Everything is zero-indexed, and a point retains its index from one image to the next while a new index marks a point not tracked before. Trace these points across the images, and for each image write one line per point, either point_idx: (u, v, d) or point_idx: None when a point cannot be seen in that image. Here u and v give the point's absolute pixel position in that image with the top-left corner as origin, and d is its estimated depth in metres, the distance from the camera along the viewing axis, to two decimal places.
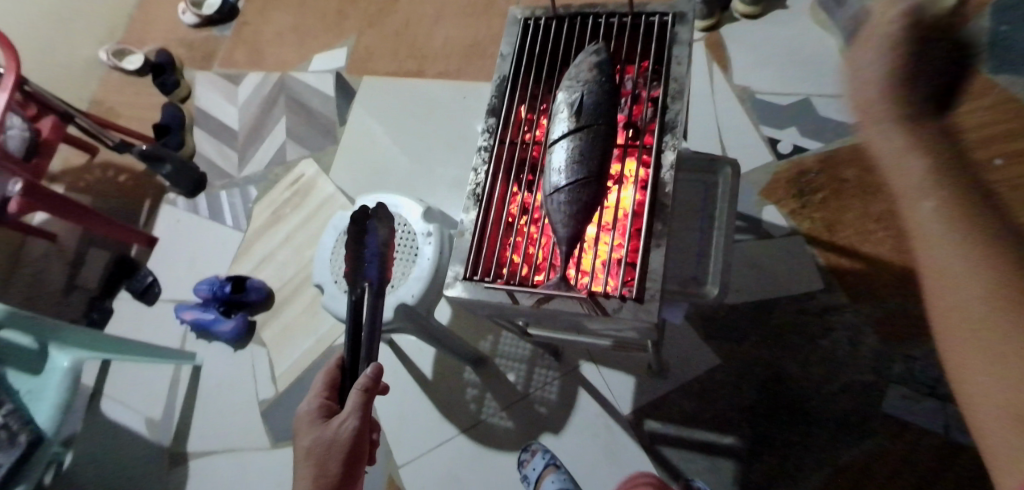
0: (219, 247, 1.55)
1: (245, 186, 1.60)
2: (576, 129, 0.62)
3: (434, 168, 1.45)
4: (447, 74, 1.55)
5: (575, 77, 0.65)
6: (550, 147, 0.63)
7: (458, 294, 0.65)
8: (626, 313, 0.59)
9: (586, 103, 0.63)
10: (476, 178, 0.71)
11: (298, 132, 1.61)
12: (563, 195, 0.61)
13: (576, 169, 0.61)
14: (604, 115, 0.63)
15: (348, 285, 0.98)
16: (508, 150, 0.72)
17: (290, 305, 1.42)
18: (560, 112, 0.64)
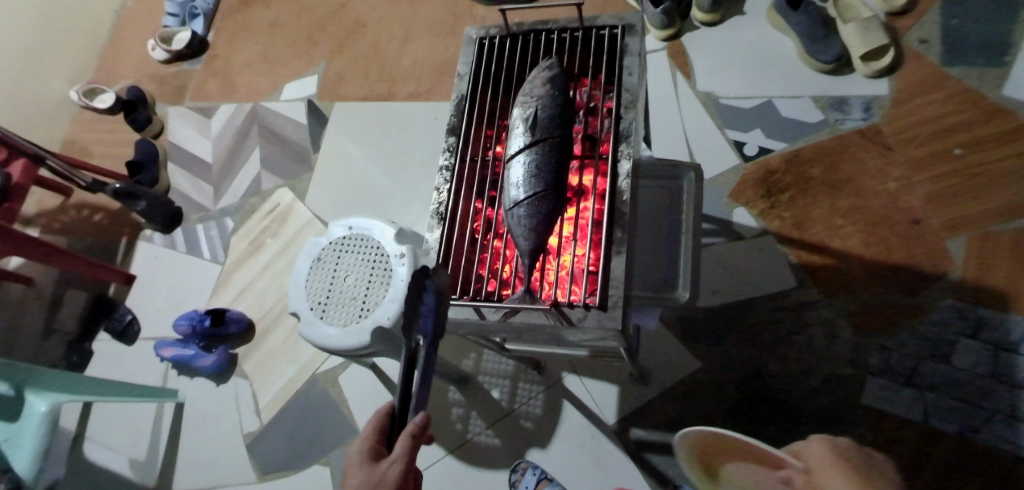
0: (198, 281, 1.54)
1: (221, 217, 1.59)
2: (532, 143, 0.63)
3: (410, 188, 1.46)
4: (418, 95, 1.56)
5: (530, 92, 0.66)
6: (508, 162, 0.65)
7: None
8: (590, 321, 0.59)
9: (541, 117, 0.64)
10: (440, 197, 0.72)
11: (271, 160, 1.60)
12: (522, 208, 0.62)
13: (534, 181, 0.62)
14: (559, 128, 0.64)
15: (324, 310, 0.98)
16: (470, 167, 0.73)
17: (272, 334, 1.41)
18: (517, 127, 0.66)
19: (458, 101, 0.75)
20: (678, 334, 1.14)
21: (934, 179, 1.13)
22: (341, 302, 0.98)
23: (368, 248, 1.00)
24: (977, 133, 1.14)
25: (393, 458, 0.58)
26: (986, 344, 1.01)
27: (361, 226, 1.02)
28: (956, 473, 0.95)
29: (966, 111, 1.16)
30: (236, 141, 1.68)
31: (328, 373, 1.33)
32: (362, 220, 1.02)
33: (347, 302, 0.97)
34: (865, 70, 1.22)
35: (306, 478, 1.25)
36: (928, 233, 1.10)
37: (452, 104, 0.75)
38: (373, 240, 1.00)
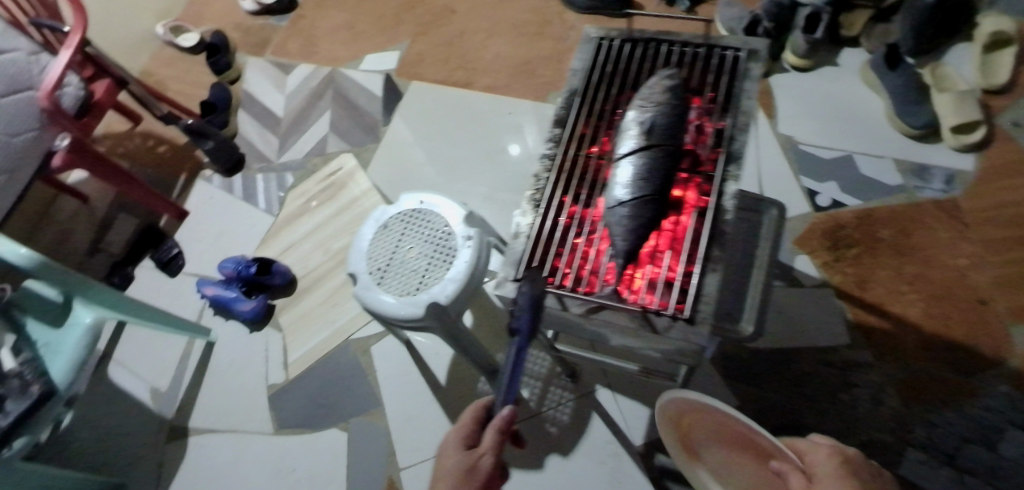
0: (248, 228, 1.56)
1: (282, 171, 1.62)
2: (644, 146, 0.63)
3: (470, 176, 1.47)
4: (495, 88, 1.58)
5: (648, 97, 0.67)
6: (615, 161, 0.65)
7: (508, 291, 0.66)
8: (675, 332, 0.60)
9: (657, 123, 0.64)
10: (536, 185, 0.73)
11: (341, 126, 1.64)
12: (625, 209, 0.62)
13: (641, 185, 0.62)
14: (673, 137, 0.64)
15: (382, 277, 0.98)
16: (569, 160, 0.73)
17: (312, 293, 1.42)
18: (629, 129, 0.66)
19: (568, 96, 0.77)
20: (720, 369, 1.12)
21: (1008, 262, 1.10)
22: (401, 273, 0.98)
23: (436, 226, 1.01)
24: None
25: (483, 447, 0.63)
26: None
27: (432, 204, 1.03)
28: None
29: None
30: (308, 102, 1.71)
31: (361, 341, 1.34)
32: (434, 198, 1.03)
33: (407, 274, 0.98)
34: (953, 142, 1.21)
35: (322, 439, 1.25)
36: (993, 316, 1.06)
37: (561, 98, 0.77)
38: (442, 219, 1.01)
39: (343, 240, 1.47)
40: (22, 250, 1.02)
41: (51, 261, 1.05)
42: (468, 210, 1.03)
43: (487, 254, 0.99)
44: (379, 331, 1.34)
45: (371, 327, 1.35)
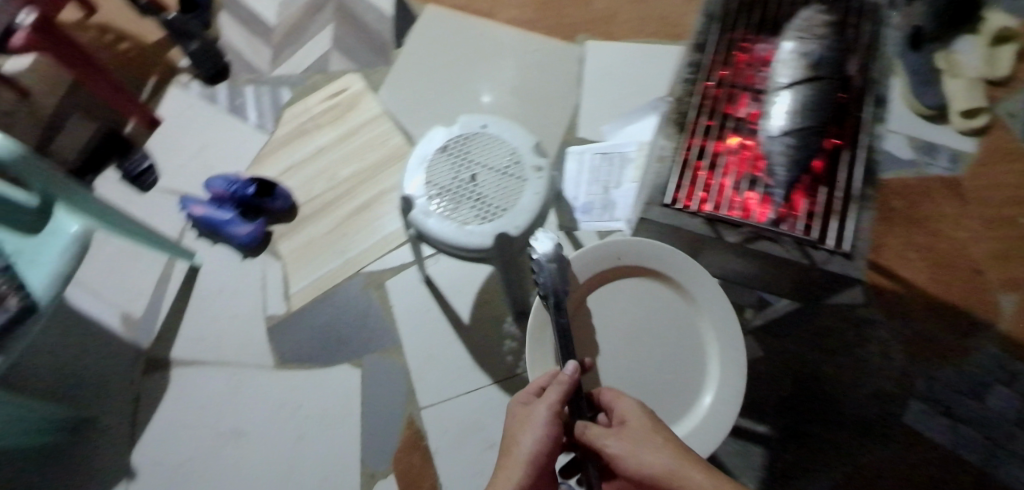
0: (237, 146, 1.39)
1: (276, 86, 1.45)
2: (801, 81, 0.79)
3: (495, 113, 1.40)
4: (518, 22, 1.50)
5: (805, 32, 0.82)
6: (773, 94, 0.81)
7: (659, 215, 0.81)
8: (833, 265, 0.74)
9: (813, 58, 0.80)
10: (680, 109, 0.88)
11: (345, 43, 1.49)
12: (785, 139, 0.77)
13: (799, 114, 0.78)
14: (828, 72, 0.79)
15: (442, 202, 0.91)
16: (709, 87, 0.89)
17: (318, 221, 1.30)
18: (783, 66, 0.82)
19: (707, 24, 0.93)
20: (751, 316, 1.17)
21: (999, 240, 1.22)
22: (466, 198, 0.92)
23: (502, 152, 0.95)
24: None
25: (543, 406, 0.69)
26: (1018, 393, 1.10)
27: (497, 129, 0.97)
28: None
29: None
30: (307, 13, 1.53)
31: (373, 275, 1.24)
32: (499, 124, 0.97)
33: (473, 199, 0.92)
34: (960, 126, 1.30)
35: (332, 376, 1.17)
36: (986, 285, 1.18)
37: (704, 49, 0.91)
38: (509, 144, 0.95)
39: (351, 167, 1.35)
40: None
41: (33, 154, 0.86)
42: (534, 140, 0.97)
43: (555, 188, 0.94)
44: (395, 266, 1.25)
45: (386, 262, 1.26)
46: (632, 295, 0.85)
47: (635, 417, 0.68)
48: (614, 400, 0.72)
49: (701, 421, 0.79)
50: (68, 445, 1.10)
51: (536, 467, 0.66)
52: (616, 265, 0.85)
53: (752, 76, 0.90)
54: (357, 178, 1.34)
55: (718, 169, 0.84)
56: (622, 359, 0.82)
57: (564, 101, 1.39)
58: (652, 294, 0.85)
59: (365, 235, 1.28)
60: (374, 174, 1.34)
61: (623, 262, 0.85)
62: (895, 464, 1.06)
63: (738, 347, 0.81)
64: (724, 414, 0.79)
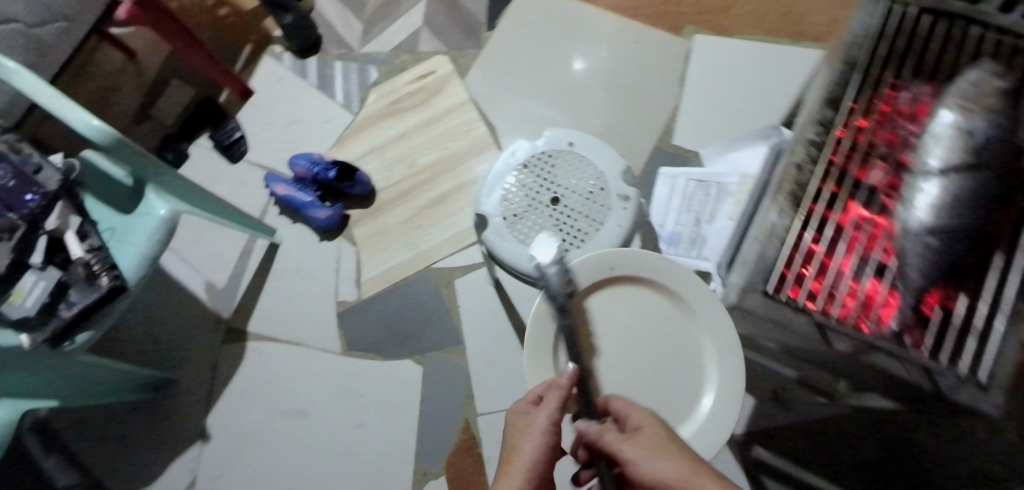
0: (322, 123, 1.38)
1: (365, 63, 1.41)
2: (954, 170, 0.73)
3: (584, 109, 1.31)
4: (622, 8, 1.38)
5: (966, 107, 0.74)
6: (920, 179, 0.74)
7: (759, 304, 0.75)
8: (964, 392, 0.69)
9: (969, 143, 0.73)
10: (800, 178, 0.79)
11: (437, 22, 1.42)
12: (927, 237, 0.72)
13: (946, 209, 0.72)
14: (984, 161, 0.73)
15: (520, 225, 0.87)
16: (840, 152, 0.78)
17: (393, 210, 1.29)
18: (935, 146, 0.75)
19: (846, 72, 0.81)
20: (845, 389, 1.04)
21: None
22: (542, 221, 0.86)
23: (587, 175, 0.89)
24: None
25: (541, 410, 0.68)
26: None
27: (584, 149, 0.90)
28: None
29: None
30: None
31: (443, 271, 1.23)
32: (588, 142, 0.90)
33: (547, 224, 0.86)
34: None
35: (393, 368, 1.18)
36: None
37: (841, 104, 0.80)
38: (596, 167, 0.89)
39: (431, 156, 1.31)
40: (97, 121, 0.85)
41: (128, 139, 0.88)
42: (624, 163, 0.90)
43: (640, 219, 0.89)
44: (466, 265, 1.23)
45: (457, 260, 1.24)
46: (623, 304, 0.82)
47: (640, 422, 0.65)
48: (621, 408, 0.70)
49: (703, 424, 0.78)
50: (157, 401, 1.21)
51: (538, 479, 0.62)
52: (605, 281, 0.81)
53: (894, 143, 0.79)
54: (435, 168, 1.30)
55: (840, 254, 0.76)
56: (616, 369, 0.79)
57: (658, 102, 1.29)
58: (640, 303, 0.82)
59: (439, 229, 1.26)
60: (452, 166, 1.30)
61: (617, 272, 0.81)
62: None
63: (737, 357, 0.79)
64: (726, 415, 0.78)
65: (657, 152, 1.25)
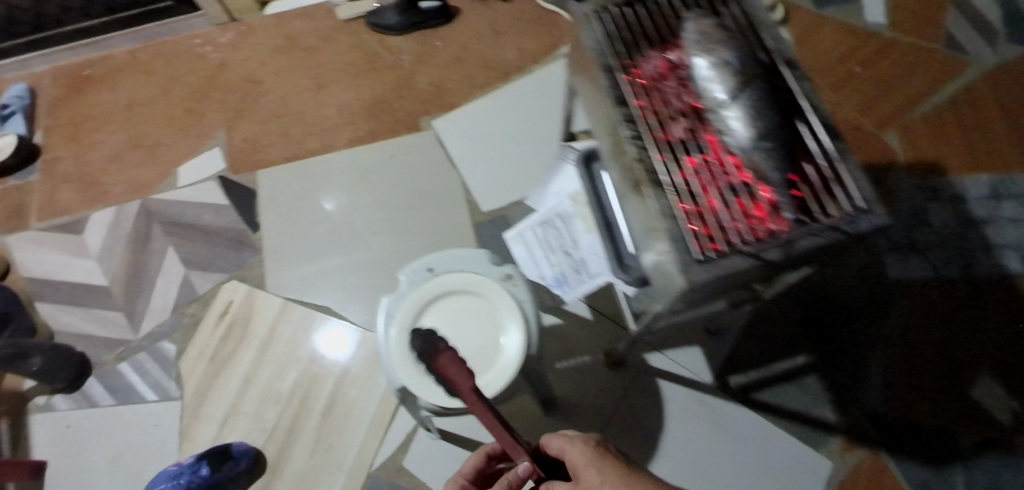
0: (152, 432, 1.15)
1: (153, 344, 1.22)
2: (741, 92, 0.61)
3: (393, 237, 1.30)
4: (361, 136, 1.38)
5: (700, 45, 0.65)
6: (717, 119, 0.62)
7: (705, 275, 0.58)
8: (863, 225, 0.60)
9: (739, 69, 0.62)
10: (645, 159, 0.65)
11: (198, 257, 1.29)
12: (759, 143, 0.59)
13: (762, 121, 0.60)
14: (751, 74, 0.61)
15: (412, 352, 0.82)
16: (652, 132, 0.67)
17: (292, 451, 1.13)
18: (716, 93, 0.62)
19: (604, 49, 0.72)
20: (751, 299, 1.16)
21: (882, 100, 1.36)
22: (419, 332, 0.84)
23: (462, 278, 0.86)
24: (912, 76, 1.37)
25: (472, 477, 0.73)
26: (948, 202, 1.25)
27: (443, 264, 0.88)
28: (981, 303, 1.17)
29: (861, 46, 1.42)
30: (135, 249, 1.30)
31: (386, 465, 1.11)
32: (440, 256, 0.88)
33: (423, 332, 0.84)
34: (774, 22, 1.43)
35: None
36: (871, 135, 1.32)
37: (607, 93, 0.70)
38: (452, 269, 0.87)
39: (290, 376, 1.18)
40: None
41: None
42: (460, 251, 0.89)
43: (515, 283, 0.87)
44: (401, 441, 1.12)
45: (391, 443, 1.12)
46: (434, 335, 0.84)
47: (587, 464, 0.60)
48: (563, 444, 0.65)
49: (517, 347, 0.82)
50: None
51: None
52: (412, 334, 0.83)
53: (669, 96, 0.69)
54: (303, 383, 1.17)
55: (725, 190, 0.64)
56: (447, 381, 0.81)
57: (448, 188, 1.32)
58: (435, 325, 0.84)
59: (349, 432, 1.13)
60: (313, 369, 1.18)
61: (411, 326, 0.84)
62: (932, 313, 1.17)
63: (509, 303, 0.84)
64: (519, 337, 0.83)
65: (479, 225, 1.29)
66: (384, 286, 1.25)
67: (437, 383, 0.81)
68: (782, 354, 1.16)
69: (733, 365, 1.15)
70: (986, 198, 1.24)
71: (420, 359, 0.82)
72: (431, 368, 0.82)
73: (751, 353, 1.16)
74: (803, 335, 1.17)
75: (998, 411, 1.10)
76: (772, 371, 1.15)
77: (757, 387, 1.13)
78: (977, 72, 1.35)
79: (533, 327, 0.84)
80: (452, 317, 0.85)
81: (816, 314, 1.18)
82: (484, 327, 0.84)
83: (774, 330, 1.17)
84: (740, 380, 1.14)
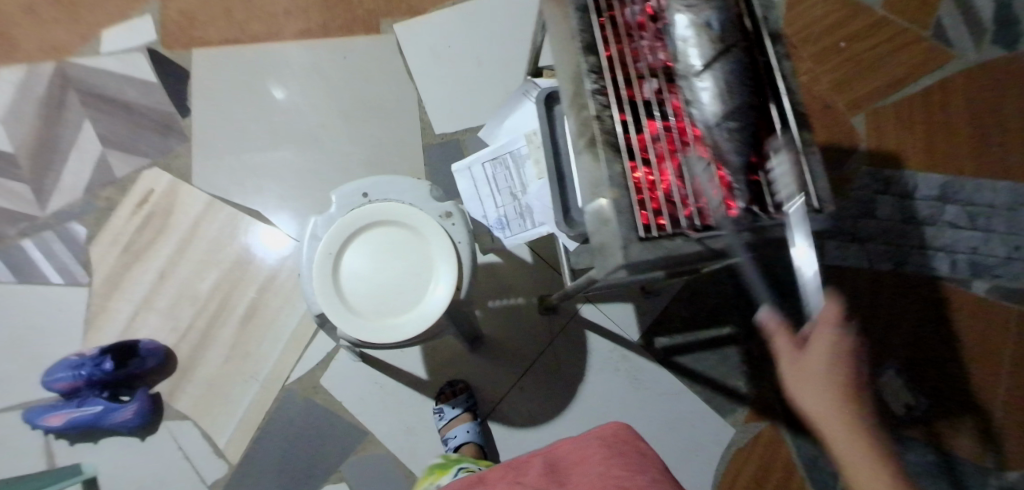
0: (55, 316, 1.10)
1: (61, 225, 1.13)
2: (720, 58, 0.54)
3: (337, 148, 1.22)
4: (313, 30, 1.27)
5: None
6: (688, 85, 0.56)
7: (643, 256, 0.55)
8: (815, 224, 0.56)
9: (720, 30, 0.54)
10: (605, 122, 0.61)
11: (118, 136, 1.18)
12: (727, 122, 0.54)
13: (733, 96, 0.54)
14: (736, 38, 0.55)
15: (334, 278, 0.77)
16: (617, 91, 0.62)
17: (207, 353, 1.10)
18: (692, 56, 0.55)
19: None
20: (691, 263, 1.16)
21: (858, 80, 1.33)
22: (343, 259, 0.78)
23: (397, 207, 0.79)
24: (895, 61, 1.33)
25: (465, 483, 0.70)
26: (895, 196, 1.26)
27: (380, 191, 0.82)
28: (905, 298, 1.21)
29: (851, 20, 1.37)
30: (45, 116, 1.17)
31: (303, 381, 1.10)
32: (378, 181, 0.82)
33: (347, 259, 0.78)
34: None
35: None
36: (839, 115, 1.31)
37: (575, 36, 0.63)
38: (390, 197, 0.81)
39: (211, 278, 1.13)
40: None
41: None
42: (402, 178, 0.83)
43: (455, 222, 0.81)
44: (321, 359, 1.10)
45: (310, 358, 1.10)
46: (361, 264, 0.78)
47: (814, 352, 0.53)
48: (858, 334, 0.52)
49: (447, 288, 0.77)
50: None
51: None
52: (336, 260, 0.78)
53: (641, 51, 0.64)
54: (223, 288, 1.13)
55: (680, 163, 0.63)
56: (367, 313, 0.77)
57: (400, 105, 1.25)
58: (363, 253, 0.78)
59: (268, 343, 1.11)
60: (237, 274, 1.14)
61: (337, 252, 0.78)
62: (859, 306, 1.21)
63: (444, 240, 0.78)
64: (449, 277, 0.77)
65: (429, 149, 1.23)
66: (321, 198, 1.19)
67: (357, 314, 0.76)
68: (713, 321, 1.17)
69: (662, 322, 1.17)
70: (933, 198, 1.26)
71: (341, 286, 0.77)
72: (353, 298, 0.77)
73: (682, 314, 1.17)
74: (736, 304, 1.17)
75: (897, 403, 1.16)
76: (698, 336, 1.16)
77: (682, 349, 1.16)
78: (958, 67, 1.33)
79: (467, 268, 0.80)
80: (383, 246, 0.79)
81: (751, 286, 1.18)
82: (415, 263, 0.78)
83: (709, 295, 1.18)
84: (667, 340, 1.16)
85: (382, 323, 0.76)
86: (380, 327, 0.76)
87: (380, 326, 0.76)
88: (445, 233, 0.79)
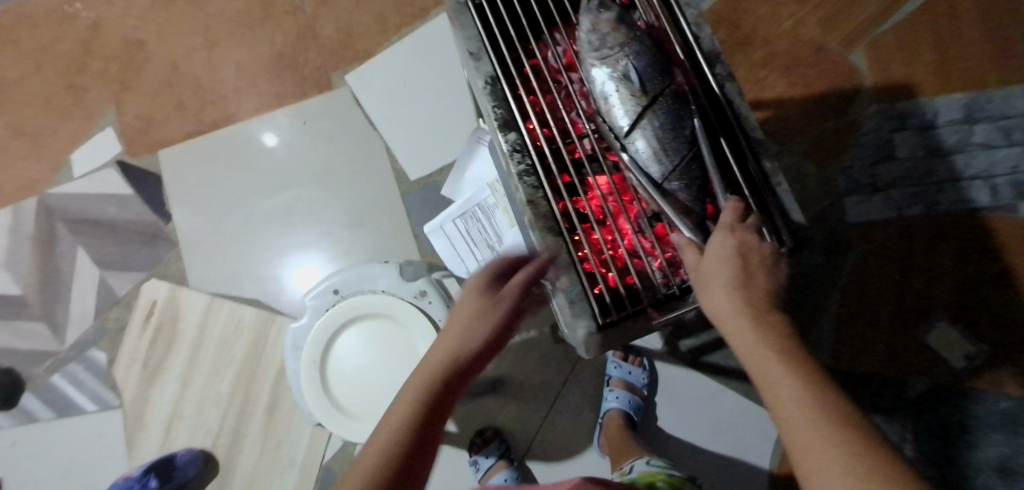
0: (97, 443, 1.14)
1: (79, 355, 1.17)
2: (646, 116, 0.65)
3: (318, 218, 1.20)
4: (267, 104, 1.23)
5: (604, 48, 0.66)
6: (625, 144, 0.67)
7: (604, 344, 0.64)
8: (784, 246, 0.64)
9: (648, 85, 0.65)
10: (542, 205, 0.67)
11: (109, 256, 1.19)
12: (672, 177, 0.66)
13: (672, 148, 0.65)
14: (666, 87, 0.66)
15: (324, 385, 0.80)
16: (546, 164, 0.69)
17: (242, 449, 1.13)
18: (625, 120, 0.66)
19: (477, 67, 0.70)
20: None
21: (849, 12, 1.19)
22: (329, 362, 0.80)
23: (369, 301, 0.80)
24: None
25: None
26: (914, 129, 1.14)
27: (349, 285, 0.82)
28: (941, 239, 1.11)
29: None
30: (40, 253, 1.20)
31: (338, 458, 1.11)
32: (345, 276, 0.82)
33: (332, 361, 0.80)
34: None
35: None
36: (833, 57, 1.18)
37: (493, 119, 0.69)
38: (360, 290, 0.81)
39: (229, 376, 1.15)
40: None
41: None
42: (368, 267, 0.82)
43: (430, 301, 0.81)
44: None
45: None
46: (348, 364, 0.80)
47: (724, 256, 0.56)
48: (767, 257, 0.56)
49: None
50: None
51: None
52: (322, 365, 0.80)
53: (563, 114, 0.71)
54: (241, 383, 1.15)
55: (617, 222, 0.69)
56: (364, 412, 0.80)
57: (369, 159, 1.21)
58: (347, 354, 0.80)
59: (297, 428, 1.12)
60: (252, 367, 1.15)
61: (321, 357, 0.80)
62: (893, 259, 1.12)
63: (421, 327, 0.79)
64: None
65: (410, 198, 1.19)
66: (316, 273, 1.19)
67: (354, 416, 0.79)
68: None
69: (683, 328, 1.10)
70: (957, 121, 1.13)
71: (333, 391, 0.80)
72: (347, 400, 0.80)
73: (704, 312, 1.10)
74: None
75: (953, 356, 1.08)
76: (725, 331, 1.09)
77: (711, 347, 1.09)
78: None
79: None
80: (364, 342, 0.81)
81: None
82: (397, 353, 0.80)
83: None
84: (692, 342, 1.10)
85: (379, 420, 0.79)
86: (378, 424, 0.79)
87: (371, 423, 0.77)
88: (422, 317, 0.80)
